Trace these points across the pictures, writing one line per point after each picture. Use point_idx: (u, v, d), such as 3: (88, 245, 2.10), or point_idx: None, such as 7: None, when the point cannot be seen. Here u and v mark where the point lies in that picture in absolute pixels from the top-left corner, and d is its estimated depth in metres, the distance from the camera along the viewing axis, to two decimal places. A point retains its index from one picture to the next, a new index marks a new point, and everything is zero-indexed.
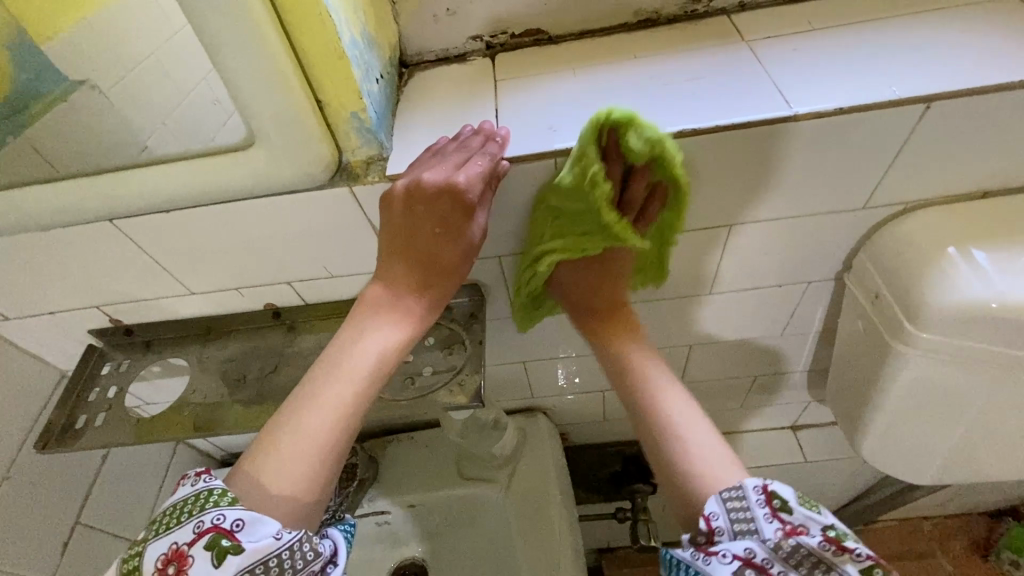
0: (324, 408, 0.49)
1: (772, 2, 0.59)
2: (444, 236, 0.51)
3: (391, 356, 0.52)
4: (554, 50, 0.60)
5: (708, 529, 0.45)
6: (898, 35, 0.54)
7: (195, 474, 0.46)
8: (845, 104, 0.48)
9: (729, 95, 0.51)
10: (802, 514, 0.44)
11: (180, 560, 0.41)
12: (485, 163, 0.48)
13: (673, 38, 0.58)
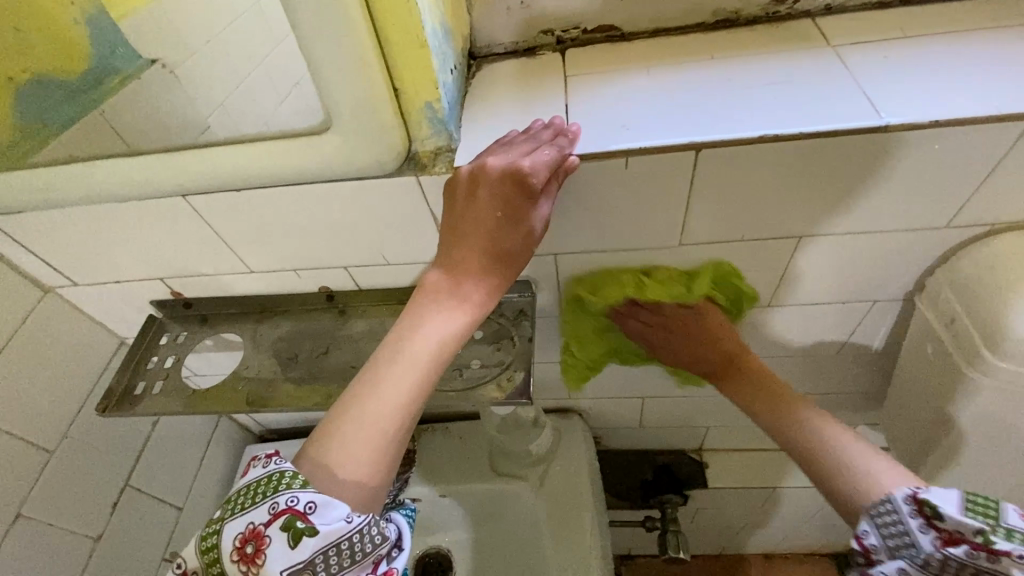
0: (384, 395, 0.49)
1: (860, 6, 0.56)
2: (511, 224, 0.49)
3: (450, 344, 0.50)
4: (627, 48, 0.59)
5: (863, 548, 0.48)
6: (1000, 46, 0.50)
7: (264, 456, 0.49)
8: (941, 116, 0.46)
9: (813, 101, 0.49)
10: (979, 525, 0.43)
11: (258, 539, 0.44)
12: (552, 153, 0.47)
13: (753, 40, 0.56)
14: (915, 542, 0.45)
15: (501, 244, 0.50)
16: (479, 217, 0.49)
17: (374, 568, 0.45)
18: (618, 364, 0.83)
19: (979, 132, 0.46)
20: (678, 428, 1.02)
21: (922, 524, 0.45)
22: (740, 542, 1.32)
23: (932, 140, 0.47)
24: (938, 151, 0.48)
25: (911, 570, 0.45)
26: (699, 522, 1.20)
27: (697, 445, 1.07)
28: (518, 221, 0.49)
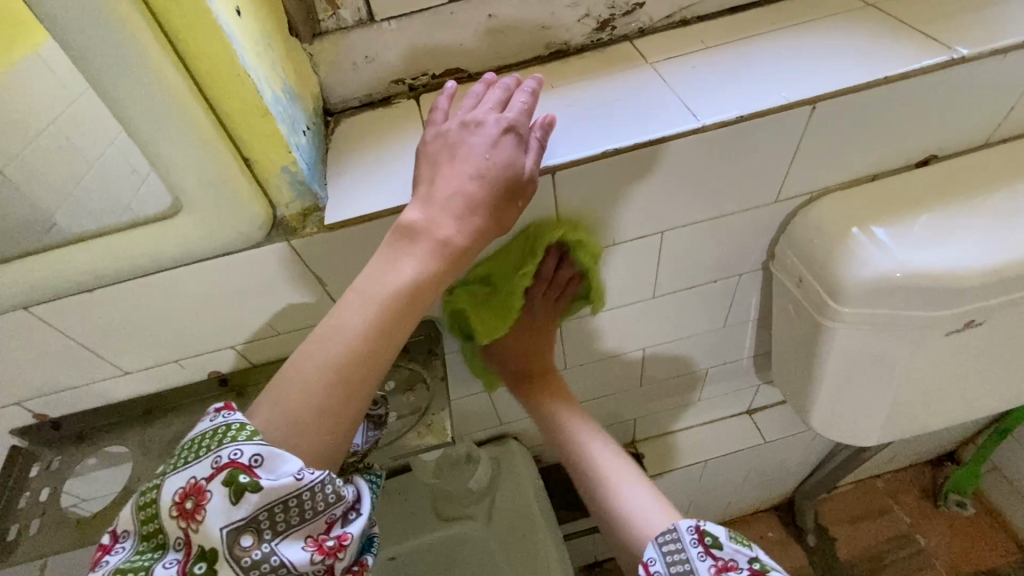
0: (351, 311, 0.44)
1: (667, 25, 0.63)
2: (488, 181, 0.47)
3: (426, 282, 0.45)
4: (474, 87, 0.62)
5: (647, 574, 0.53)
6: (783, 45, 0.58)
7: (214, 410, 0.43)
8: (744, 111, 0.52)
9: (651, 112, 0.54)
10: (731, 548, 0.52)
11: (199, 494, 0.39)
12: (524, 99, 0.51)
13: (586, 67, 0.61)
14: (694, 568, 0.52)
15: (474, 192, 0.46)
16: (450, 170, 0.47)
17: (327, 529, 0.42)
18: None
19: (777, 120, 0.53)
20: (609, 426, 1.05)
21: (702, 552, 0.52)
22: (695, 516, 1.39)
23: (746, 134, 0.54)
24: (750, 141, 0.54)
25: None
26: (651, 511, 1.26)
27: (631, 437, 1.12)
28: (490, 148, 0.48)
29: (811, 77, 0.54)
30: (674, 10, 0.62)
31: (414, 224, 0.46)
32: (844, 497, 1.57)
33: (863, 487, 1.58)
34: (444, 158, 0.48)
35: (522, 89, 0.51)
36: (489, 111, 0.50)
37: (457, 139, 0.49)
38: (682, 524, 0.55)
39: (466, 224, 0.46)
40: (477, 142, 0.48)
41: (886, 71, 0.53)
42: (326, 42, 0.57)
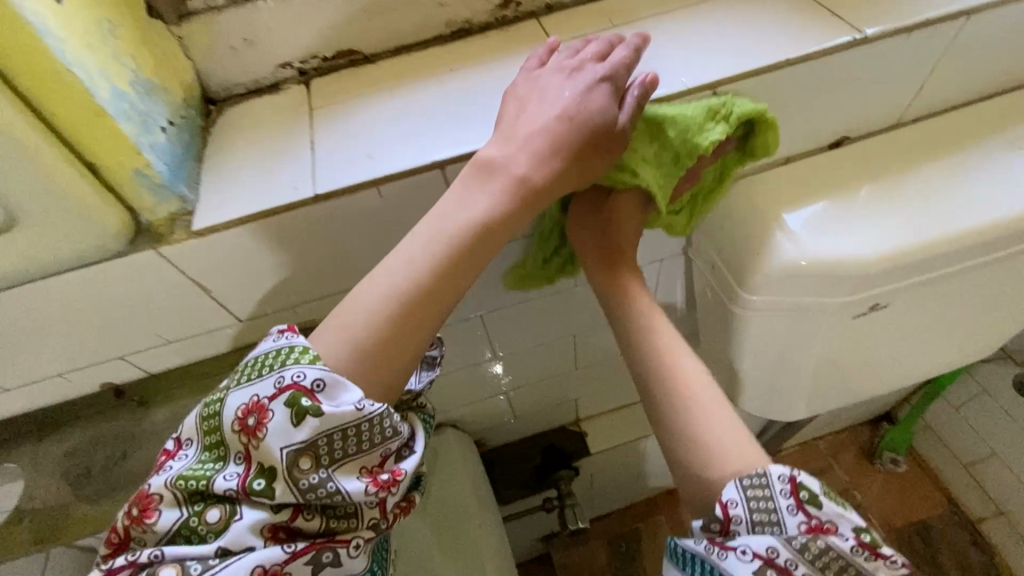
0: (447, 238, 0.42)
1: (576, 1, 0.59)
2: (600, 117, 0.45)
3: (482, 219, 0.42)
4: (370, 70, 0.57)
5: (725, 516, 0.40)
6: (693, 24, 0.55)
7: (278, 330, 0.41)
8: None
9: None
10: (831, 510, 0.40)
11: (261, 412, 0.37)
12: (622, 50, 0.48)
13: (489, 48, 0.57)
14: (781, 521, 0.39)
15: (538, 140, 0.44)
16: (563, 99, 0.46)
17: (383, 463, 0.39)
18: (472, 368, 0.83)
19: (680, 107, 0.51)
20: (551, 408, 1.06)
21: (794, 506, 0.39)
22: (644, 486, 1.42)
23: None
24: None
25: (779, 550, 0.39)
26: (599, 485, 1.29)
27: (574, 416, 1.13)
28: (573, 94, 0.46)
29: (715, 60, 0.52)
30: None
31: (544, 148, 0.44)
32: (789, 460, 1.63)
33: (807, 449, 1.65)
34: (531, 98, 0.47)
35: (630, 40, 0.49)
36: (595, 55, 0.48)
37: (534, 85, 0.47)
38: (772, 469, 0.40)
39: (550, 163, 0.44)
40: (572, 80, 0.46)
41: (788, 54, 0.51)
42: (196, 23, 0.52)
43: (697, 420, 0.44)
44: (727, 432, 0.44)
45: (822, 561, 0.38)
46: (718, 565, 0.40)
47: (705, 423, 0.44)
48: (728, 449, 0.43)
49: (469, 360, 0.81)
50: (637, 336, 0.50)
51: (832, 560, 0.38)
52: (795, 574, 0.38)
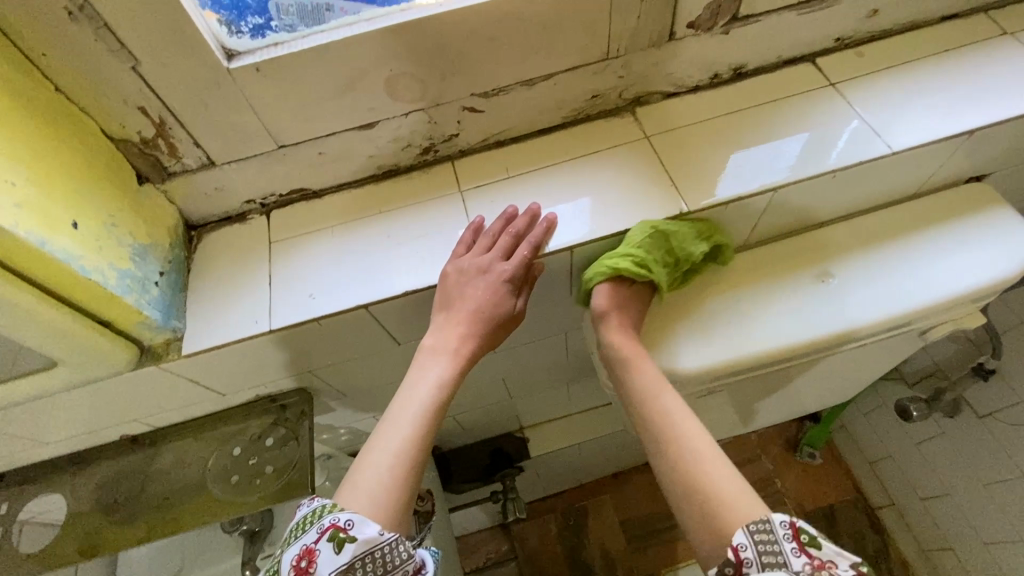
0: (409, 407, 0.58)
1: (484, 145, 0.73)
2: (504, 309, 0.63)
3: (444, 391, 0.59)
4: (317, 204, 0.72)
5: (738, 559, 0.48)
6: (571, 179, 0.70)
7: (308, 497, 0.55)
8: None
9: (446, 253, 0.66)
10: (830, 550, 0.48)
11: (309, 553, 0.51)
12: (527, 246, 0.63)
13: (413, 188, 0.71)
14: (786, 561, 0.47)
15: (469, 327, 0.61)
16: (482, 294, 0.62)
17: None
18: None
19: (551, 258, 0.66)
20: (495, 420, 1.25)
21: (797, 548, 0.48)
22: (587, 474, 1.64)
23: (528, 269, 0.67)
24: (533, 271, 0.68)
25: None
26: (544, 476, 1.51)
27: (518, 424, 1.33)
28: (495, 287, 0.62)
29: (579, 221, 0.67)
30: (489, 134, 0.71)
31: (469, 336, 0.61)
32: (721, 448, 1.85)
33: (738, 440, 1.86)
34: (460, 293, 0.62)
35: (538, 231, 0.64)
36: (502, 253, 0.63)
37: (466, 280, 0.62)
38: (772, 517, 0.49)
39: (475, 341, 0.62)
40: (488, 277, 0.62)
41: (632, 221, 0.66)
42: (176, 182, 0.66)
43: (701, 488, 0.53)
44: (722, 480, 0.53)
45: None
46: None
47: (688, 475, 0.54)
48: (730, 496, 0.52)
49: None
50: (632, 397, 0.61)
51: None
52: None
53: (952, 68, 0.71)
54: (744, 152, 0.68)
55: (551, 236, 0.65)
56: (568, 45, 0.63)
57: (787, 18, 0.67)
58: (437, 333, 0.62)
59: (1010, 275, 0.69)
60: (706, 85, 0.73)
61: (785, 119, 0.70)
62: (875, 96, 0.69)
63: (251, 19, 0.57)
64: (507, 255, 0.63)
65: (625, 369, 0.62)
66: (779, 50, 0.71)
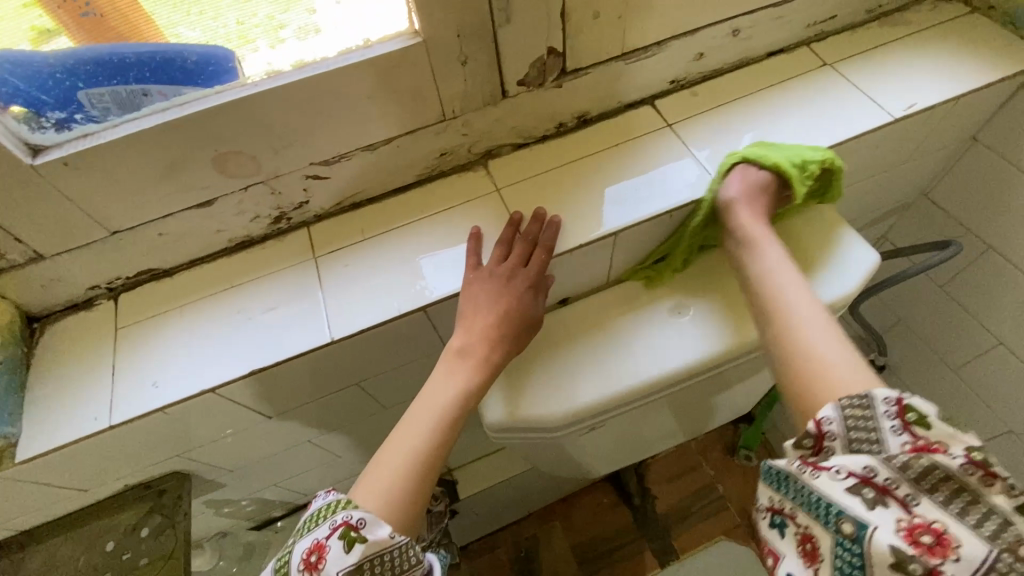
0: (427, 407, 0.58)
1: (340, 208, 0.72)
2: (522, 313, 0.63)
3: (473, 395, 0.59)
4: (169, 282, 0.69)
5: (820, 434, 0.50)
6: (424, 237, 0.70)
7: (325, 490, 0.56)
8: (367, 323, 0.64)
9: (293, 327, 0.64)
10: (941, 430, 0.47)
11: (321, 549, 0.52)
12: (545, 245, 0.66)
13: (268, 257, 0.70)
14: (883, 439, 0.47)
15: (505, 320, 0.62)
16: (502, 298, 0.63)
17: None
18: (317, 468, 0.97)
19: (404, 321, 0.66)
20: None
21: (898, 426, 0.47)
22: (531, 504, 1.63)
23: (383, 335, 0.66)
24: (390, 335, 0.67)
25: (878, 470, 0.46)
26: (484, 514, 1.48)
27: (446, 466, 1.31)
28: (514, 287, 0.64)
29: (428, 282, 0.67)
30: (342, 198, 0.71)
31: (490, 342, 0.61)
32: (665, 460, 1.88)
33: (680, 450, 1.88)
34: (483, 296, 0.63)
35: (545, 232, 0.67)
36: (517, 259, 0.65)
37: (493, 280, 0.64)
38: (873, 394, 0.49)
39: (504, 341, 0.62)
40: (512, 282, 0.64)
41: None
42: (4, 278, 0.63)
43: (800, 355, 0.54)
44: (823, 349, 0.53)
45: (928, 483, 0.45)
46: (809, 482, 0.49)
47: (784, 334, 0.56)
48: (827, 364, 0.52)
49: (318, 461, 0.96)
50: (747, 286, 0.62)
51: (941, 482, 0.45)
52: (896, 490, 0.45)
53: (781, 98, 0.75)
54: (589, 198, 0.71)
55: (558, 235, 0.67)
56: (399, 111, 0.64)
57: (617, 68, 0.70)
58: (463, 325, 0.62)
59: (847, 292, 0.72)
60: (553, 133, 0.75)
61: (627, 161, 0.73)
62: (706, 135, 0.73)
63: (52, 113, 0.55)
64: (524, 258, 0.66)
65: (750, 250, 0.63)
66: (618, 96, 0.74)
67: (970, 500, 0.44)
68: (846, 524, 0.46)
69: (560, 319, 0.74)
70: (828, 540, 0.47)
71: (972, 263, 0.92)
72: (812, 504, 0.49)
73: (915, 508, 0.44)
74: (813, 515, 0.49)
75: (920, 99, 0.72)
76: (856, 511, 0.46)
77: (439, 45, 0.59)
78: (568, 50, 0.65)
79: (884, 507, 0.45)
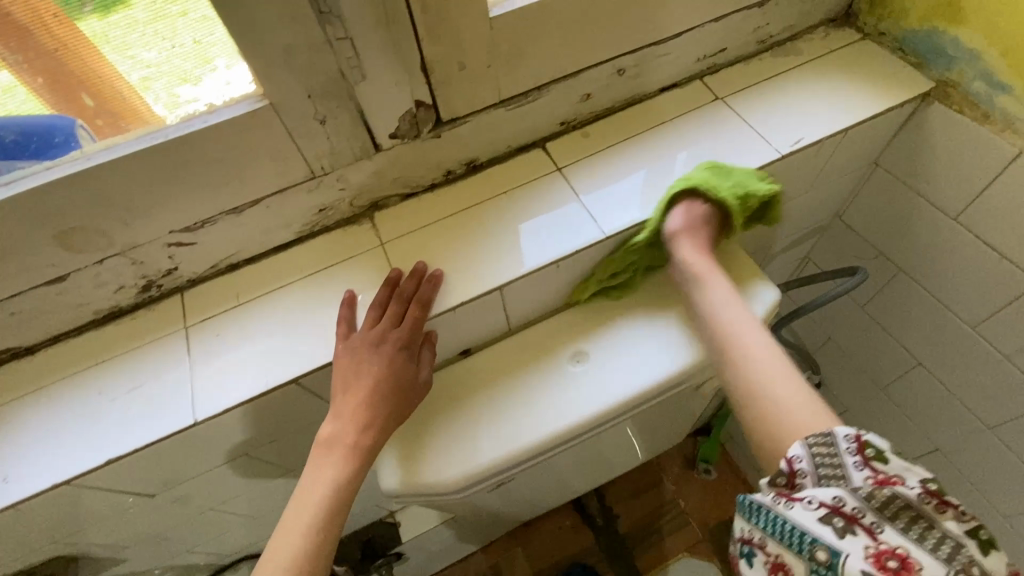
0: (315, 485, 0.55)
1: (217, 271, 0.68)
2: (400, 377, 0.61)
3: (356, 468, 0.56)
4: (29, 361, 0.65)
5: (790, 471, 0.49)
6: (302, 300, 0.67)
7: None
8: (232, 402, 0.60)
9: (155, 407, 0.60)
10: (897, 466, 0.49)
11: None
12: (417, 304, 0.63)
13: (138, 328, 0.66)
14: (847, 475, 0.48)
15: (382, 389, 0.60)
16: (377, 365, 0.60)
17: None
18: (230, 531, 0.92)
19: (277, 394, 0.62)
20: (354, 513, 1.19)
21: (860, 462, 0.48)
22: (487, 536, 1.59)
23: (257, 409, 0.63)
24: (266, 407, 0.64)
25: (845, 500, 0.48)
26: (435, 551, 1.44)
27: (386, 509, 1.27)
28: (392, 351, 0.61)
29: (301, 352, 0.63)
30: (215, 262, 0.67)
31: (370, 408, 0.58)
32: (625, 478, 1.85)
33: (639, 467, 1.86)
34: (356, 363, 0.60)
35: (422, 289, 0.64)
36: (390, 320, 0.62)
37: (361, 347, 0.61)
38: (835, 431, 0.50)
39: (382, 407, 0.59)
40: (383, 346, 0.61)
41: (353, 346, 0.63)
42: None
43: (764, 389, 0.54)
44: (761, 357, 0.56)
45: (889, 510, 0.47)
46: (784, 513, 0.49)
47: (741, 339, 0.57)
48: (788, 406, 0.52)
49: (231, 525, 0.91)
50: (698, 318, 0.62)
51: (901, 509, 0.47)
52: (863, 519, 0.47)
53: (672, 136, 0.74)
54: (474, 250, 0.68)
55: (437, 290, 0.65)
56: (261, 173, 0.60)
57: (498, 114, 0.68)
58: (342, 397, 0.59)
59: None
60: (442, 181, 0.73)
61: (515, 209, 0.71)
62: (596, 178, 0.71)
63: None
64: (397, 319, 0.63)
65: (699, 288, 0.63)
66: (505, 140, 0.72)
67: (925, 526, 0.46)
68: (821, 551, 0.47)
69: (461, 376, 0.71)
70: (802, 567, 0.48)
71: (886, 286, 0.92)
72: (786, 535, 0.49)
73: (881, 535, 0.46)
74: (784, 543, 0.49)
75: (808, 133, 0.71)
76: (831, 540, 0.47)
77: (290, 105, 0.56)
78: (440, 100, 0.63)
79: (853, 535, 0.46)
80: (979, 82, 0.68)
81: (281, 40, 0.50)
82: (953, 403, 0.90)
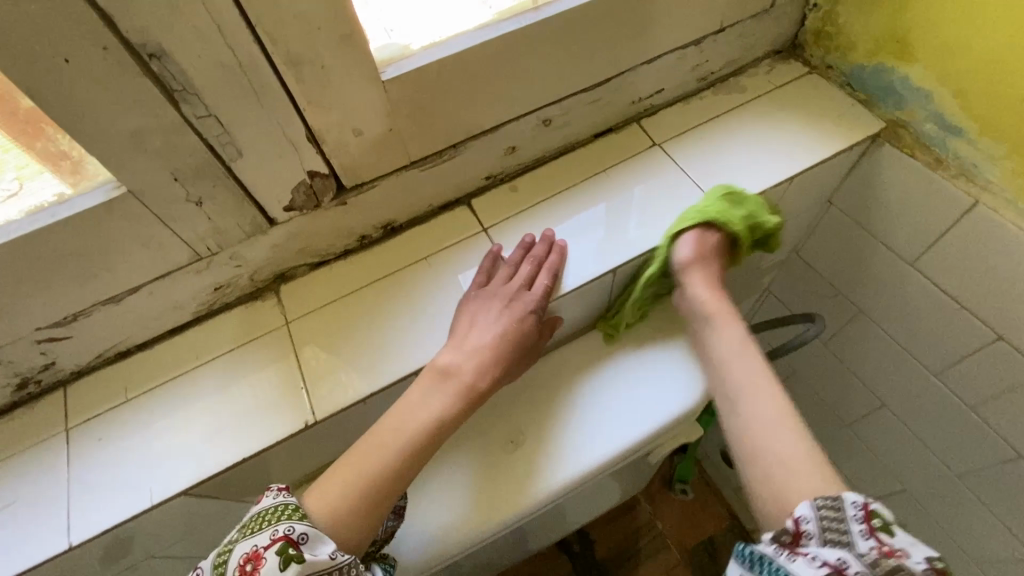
0: (383, 433, 0.54)
1: (104, 361, 0.62)
2: (520, 335, 0.58)
3: (453, 416, 0.55)
4: None
5: (796, 530, 0.44)
6: (196, 394, 0.61)
7: (278, 487, 0.51)
8: (113, 521, 0.55)
9: (26, 530, 0.54)
10: (903, 540, 0.43)
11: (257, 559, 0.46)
12: (531, 265, 0.62)
13: (14, 431, 0.59)
14: (850, 540, 0.43)
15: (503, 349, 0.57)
16: (502, 319, 0.58)
17: None
18: None
19: (166, 505, 0.57)
20: None
21: (865, 531, 0.43)
22: None
23: (146, 521, 0.57)
24: (157, 517, 0.58)
25: (850, 563, 0.42)
26: None
27: None
28: (510, 303, 0.59)
29: (192, 456, 0.57)
30: (100, 351, 0.60)
31: (483, 366, 0.56)
32: None
33: None
34: (470, 317, 0.59)
35: (550, 256, 0.62)
36: (522, 282, 0.60)
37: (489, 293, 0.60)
38: (843, 495, 0.45)
39: (490, 372, 0.57)
40: (508, 304, 0.59)
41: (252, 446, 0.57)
42: None
43: (766, 443, 0.50)
44: (762, 423, 0.51)
45: None
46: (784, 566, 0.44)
47: (746, 403, 0.53)
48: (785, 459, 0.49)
49: None
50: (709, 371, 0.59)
51: None
52: None
53: (606, 188, 0.68)
54: (390, 328, 0.62)
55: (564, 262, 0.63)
56: (135, 262, 0.53)
57: (410, 176, 0.62)
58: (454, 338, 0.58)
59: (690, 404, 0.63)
60: (357, 247, 0.67)
61: (435, 278, 0.65)
62: (522, 240, 0.65)
63: None
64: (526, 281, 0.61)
65: (705, 327, 0.60)
66: (424, 201, 0.66)
67: None
68: None
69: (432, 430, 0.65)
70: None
71: (846, 325, 0.87)
72: None
73: None
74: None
75: (750, 184, 0.66)
76: None
77: (156, 191, 0.49)
78: (337, 169, 0.57)
79: None
80: (929, 123, 0.63)
81: (126, 126, 0.43)
82: (916, 445, 0.86)
